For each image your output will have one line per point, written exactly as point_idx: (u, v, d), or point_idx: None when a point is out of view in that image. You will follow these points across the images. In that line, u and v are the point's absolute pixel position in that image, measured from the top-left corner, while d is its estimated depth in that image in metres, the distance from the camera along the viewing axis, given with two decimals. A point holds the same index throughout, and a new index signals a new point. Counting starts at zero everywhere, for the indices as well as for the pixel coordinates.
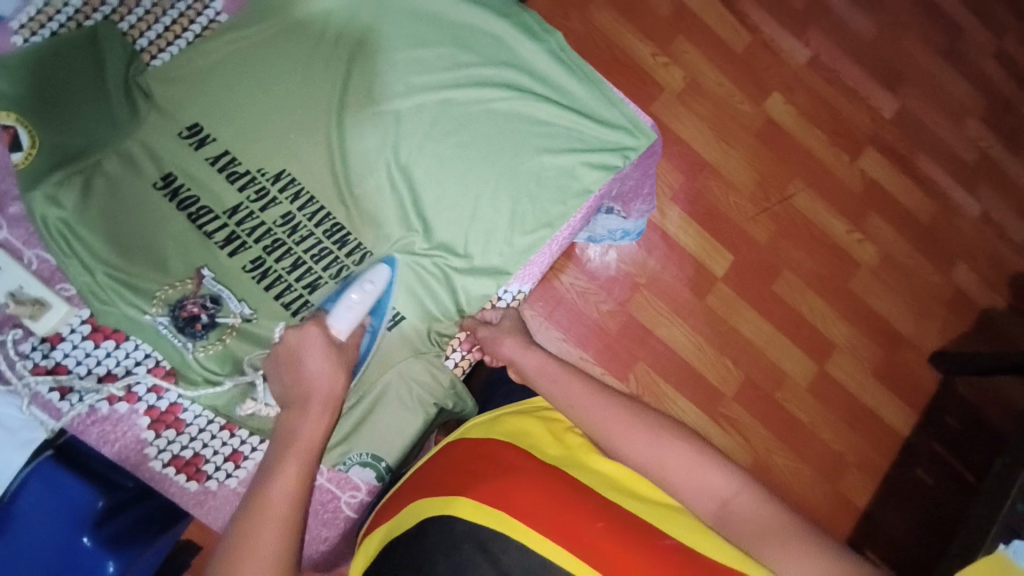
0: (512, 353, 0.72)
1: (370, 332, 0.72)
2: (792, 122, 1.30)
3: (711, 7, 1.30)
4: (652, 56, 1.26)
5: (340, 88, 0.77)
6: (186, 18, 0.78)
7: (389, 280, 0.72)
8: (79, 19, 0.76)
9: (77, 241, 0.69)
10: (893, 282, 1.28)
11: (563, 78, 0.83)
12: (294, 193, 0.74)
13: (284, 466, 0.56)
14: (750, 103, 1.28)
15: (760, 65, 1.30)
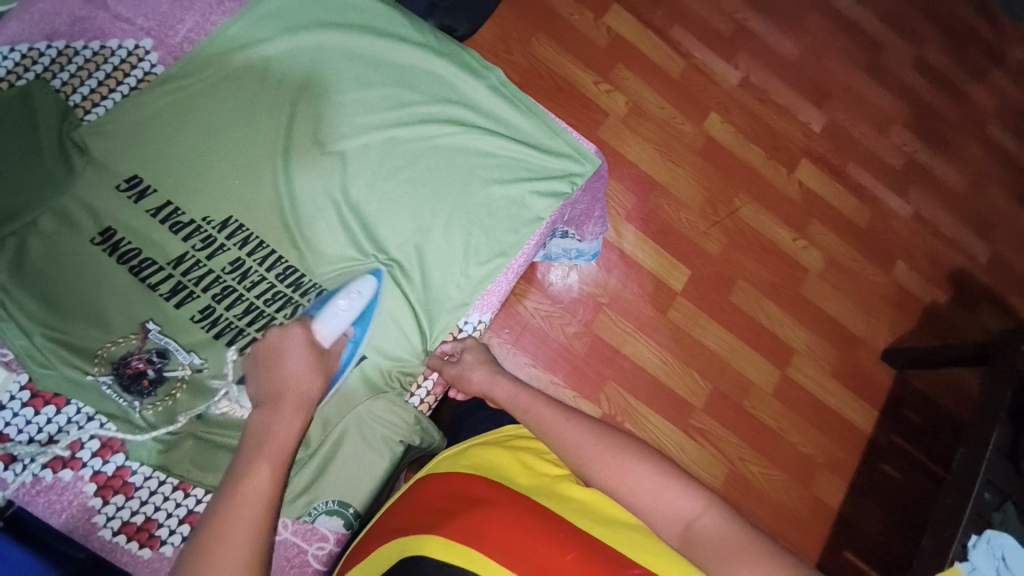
0: (483, 384, 0.73)
1: (353, 343, 0.72)
2: (732, 140, 1.37)
3: (646, 37, 1.38)
4: (595, 85, 1.32)
5: (286, 131, 0.77)
6: (124, 70, 0.77)
7: (376, 292, 0.75)
8: (6, 76, 0.74)
9: (10, 304, 0.66)
10: (841, 284, 1.35)
11: (506, 111, 0.86)
12: (242, 239, 0.73)
13: (257, 467, 0.54)
14: (691, 124, 1.36)
15: (696, 88, 1.38)
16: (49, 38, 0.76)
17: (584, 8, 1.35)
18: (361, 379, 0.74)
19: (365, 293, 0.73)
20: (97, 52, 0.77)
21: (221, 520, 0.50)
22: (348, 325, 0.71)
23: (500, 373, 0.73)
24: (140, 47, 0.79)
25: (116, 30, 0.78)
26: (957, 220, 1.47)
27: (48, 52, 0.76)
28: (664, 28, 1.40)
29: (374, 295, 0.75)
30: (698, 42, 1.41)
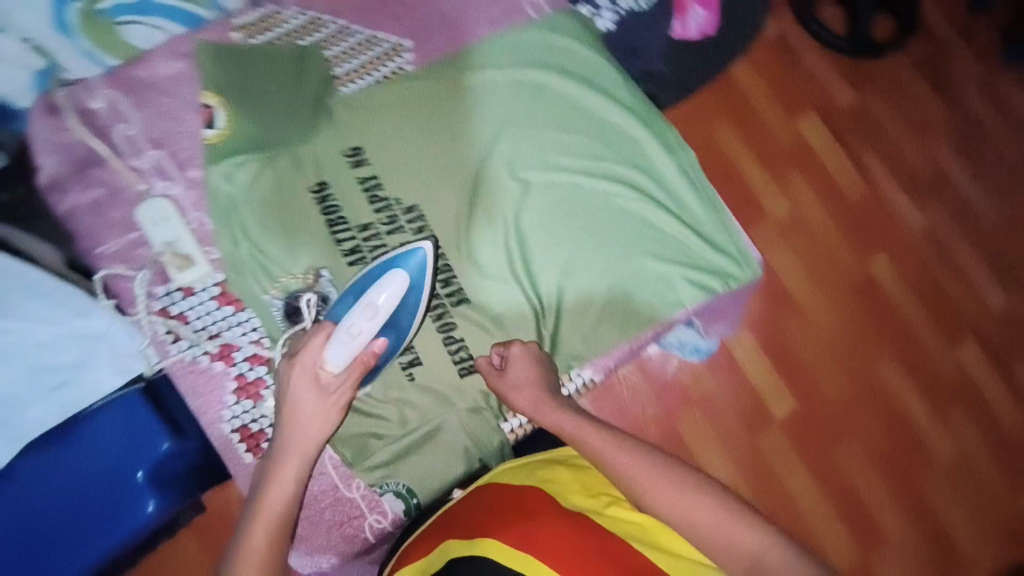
0: (528, 406, 0.74)
1: (395, 334, 0.74)
2: (893, 288, 1.27)
3: (837, 155, 1.31)
4: (765, 183, 1.28)
5: (488, 149, 0.84)
6: (382, 60, 0.84)
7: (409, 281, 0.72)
8: (289, 35, 0.82)
9: (237, 218, 0.77)
10: (965, 489, 1.18)
11: (687, 194, 0.87)
12: (419, 227, 0.81)
13: (255, 527, 0.62)
14: (853, 257, 1.27)
15: (873, 223, 1.29)
16: (334, 14, 0.84)
17: (786, 107, 1.31)
18: (470, 390, 0.79)
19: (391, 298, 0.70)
20: (366, 39, 0.85)
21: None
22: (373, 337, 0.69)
23: (548, 395, 0.74)
24: (400, 44, 0.85)
25: (387, 23, 0.85)
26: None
27: (329, 26, 0.84)
28: (859, 151, 1.32)
29: (414, 278, 0.73)
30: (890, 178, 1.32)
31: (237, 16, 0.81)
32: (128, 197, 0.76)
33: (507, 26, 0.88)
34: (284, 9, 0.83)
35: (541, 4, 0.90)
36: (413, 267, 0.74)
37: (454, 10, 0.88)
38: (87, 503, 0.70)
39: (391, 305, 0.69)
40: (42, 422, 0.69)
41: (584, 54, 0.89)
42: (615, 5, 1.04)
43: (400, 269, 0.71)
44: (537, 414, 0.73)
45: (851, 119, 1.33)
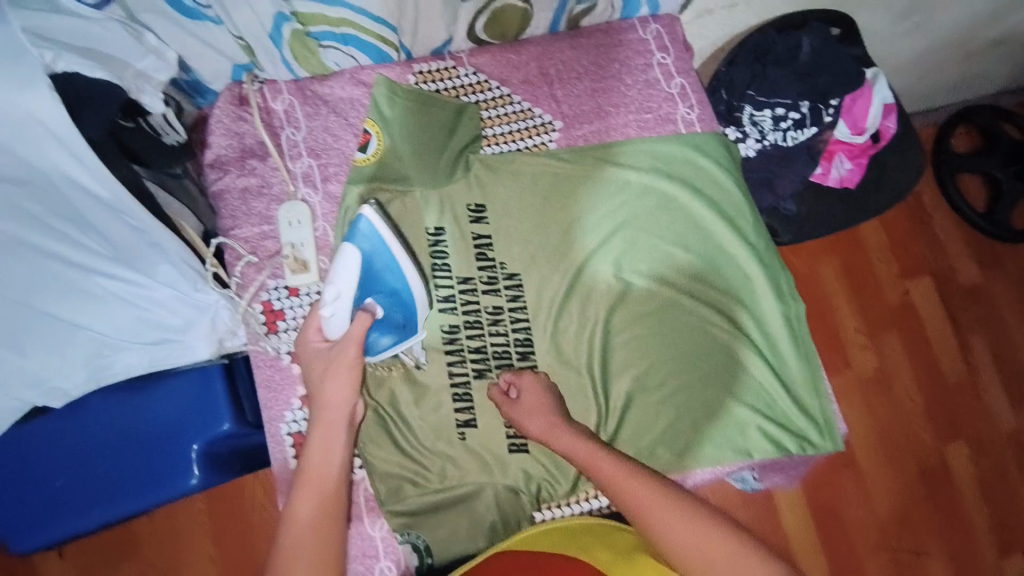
0: (541, 432, 0.72)
1: (395, 296, 0.75)
2: (965, 482, 1.21)
3: (940, 328, 1.28)
4: (855, 333, 1.25)
5: (600, 241, 0.86)
6: (531, 132, 0.88)
7: (372, 246, 0.73)
8: (456, 90, 0.88)
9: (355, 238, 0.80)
10: None
11: (786, 346, 0.83)
12: (514, 295, 0.83)
13: (302, 499, 0.66)
14: (932, 436, 1.22)
15: (963, 409, 1.24)
16: (501, 81, 0.89)
17: (901, 265, 1.29)
18: (512, 469, 0.78)
19: (349, 266, 0.71)
20: (522, 110, 0.88)
21: (289, 542, 0.63)
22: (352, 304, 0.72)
23: (560, 417, 0.73)
24: (550, 123, 0.89)
25: (545, 103, 0.89)
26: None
27: (493, 91, 0.88)
28: (966, 331, 1.28)
29: (379, 241, 0.74)
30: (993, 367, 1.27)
31: (420, 63, 0.88)
32: (274, 191, 0.83)
33: (653, 135, 0.90)
34: (459, 65, 0.88)
35: (693, 122, 0.91)
36: (367, 232, 0.73)
37: (609, 106, 0.90)
38: (140, 455, 0.77)
39: (351, 270, 0.71)
40: (127, 365, 0.76)
41: (720, 179, 0.89)
42: (762, 137, 1.05)
43: (346, 244, 0.72)
44: (553, 440, 0.71)
45: (966, 297, 1.30)
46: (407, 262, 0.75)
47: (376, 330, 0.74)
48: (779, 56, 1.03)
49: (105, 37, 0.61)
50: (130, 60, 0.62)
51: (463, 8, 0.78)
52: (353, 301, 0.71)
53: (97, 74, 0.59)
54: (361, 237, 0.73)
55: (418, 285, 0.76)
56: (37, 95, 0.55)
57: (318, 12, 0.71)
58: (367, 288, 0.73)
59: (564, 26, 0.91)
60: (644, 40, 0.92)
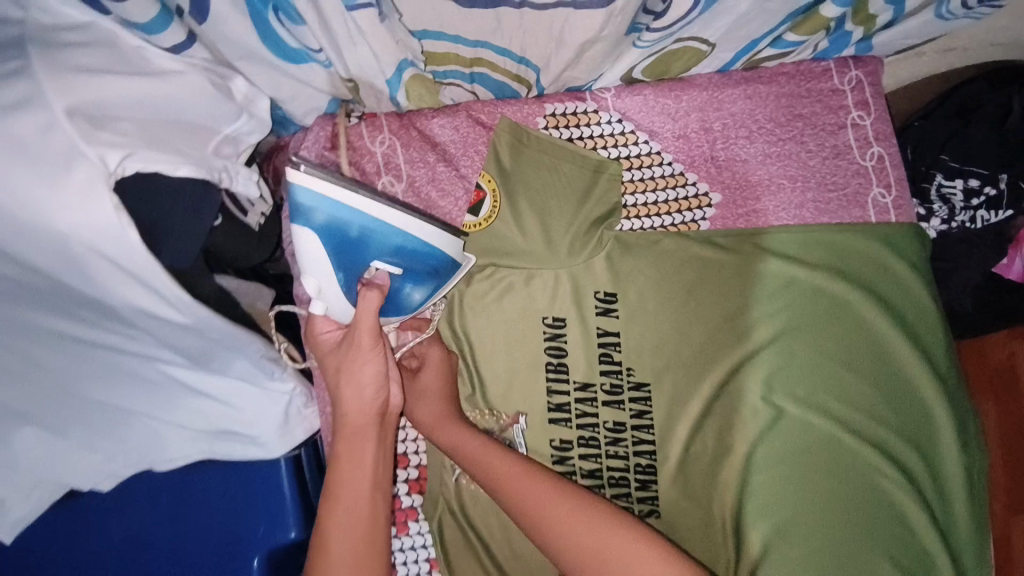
0: (433, 419, 0.63)
1: (397, 250, 0.57)
2: None
3: None
4: None
5: (750, 351, 0.70)
6: (680, 205, 0.71)
7: (321, 213, 0.53)
8: (594, 140, 0.70)
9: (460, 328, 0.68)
10: None
11: (959, 499, 0.70)
12: (640, 409, 0.69)
13: (336, 525, 0.56)
14: None
15: None
16: (650, 134, 0.70)
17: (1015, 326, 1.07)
18: None
19: (314, 242, 0.55)
20: (673, 175, 0.71)
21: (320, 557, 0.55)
22: (348, 278, 0.58)
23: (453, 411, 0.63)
24: (706, 195, 0.71)
25: (702, 166, 0.71)
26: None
27: (641, 146, 0.70)
28: None
29: (328, 203, 0.52)
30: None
31: (552, 102, 0.69)
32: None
33: (835, 221, 0.72)
34: (602, 109, 0.69)
35: (887, 208, 0.73)
36: (310, 203, 0.52)
37: (782, 177, 0.72)
38: (194, 557, 0.66)
39: (317, 248, 0.55)
40: (185, 456, 0.64)
41: (910, 285, 0.71)
42: (949, 218, 0.85)
43: (292, 226, 0.54)
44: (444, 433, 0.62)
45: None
46: (379, 206, 0.53)
47: (405, 281, 0.60)
48: (987, 116, 0.82)
49: (184, 102, 0.51)
50: (217, 126, 0.53)
51: (633, 50, 0.60)
52: (339, 285, 0.58)
53: (180, 170, 0.49)
54: (308, 214, 0.53)
55: (418, 224, 0.56)
56: (101, 205, 0.46)
57: (450, 51, 0.55)
58: (352, 257, 0.56)
59: (740, 66, 0.70)
60: (840, 91, 0.71)
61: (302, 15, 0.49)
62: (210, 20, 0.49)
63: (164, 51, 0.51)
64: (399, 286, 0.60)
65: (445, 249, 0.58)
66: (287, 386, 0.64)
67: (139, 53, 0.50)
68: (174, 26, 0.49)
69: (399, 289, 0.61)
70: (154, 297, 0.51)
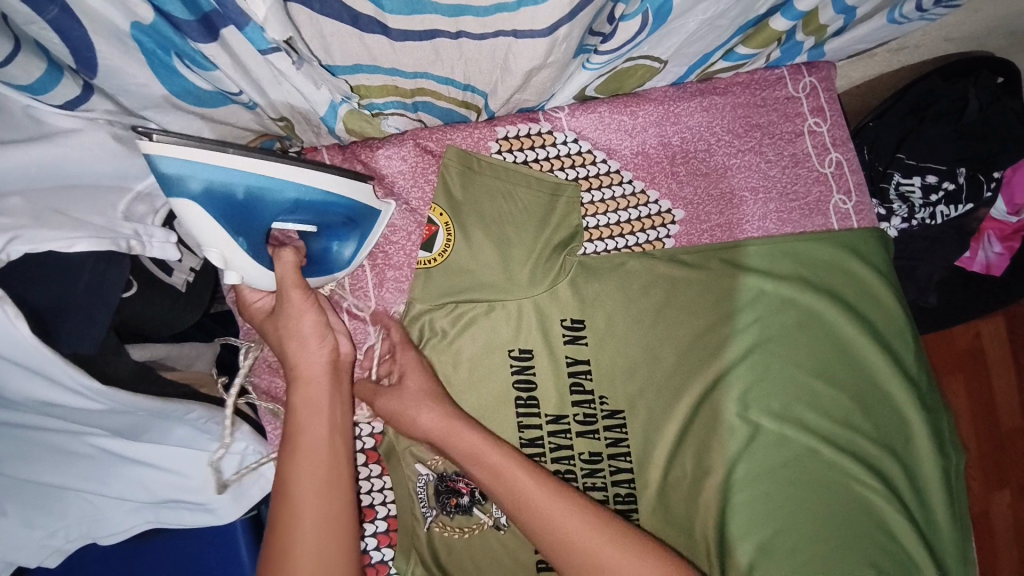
0: (431, 427, 0.56)
1: (289, 203, 0.51)
2: (1005, 532, 1.20)
3: (1006, 371, 1.19)
4: None
5: (724, 369, 0.68)
6: (644, 224, 0.69)
7: (188, 171, 0.46)
8: (550, 162, 0.67)
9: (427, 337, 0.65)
10: None
11: (938, 503, 0.69)
12: (616, 438, 0.67)
13: (299, 467, 0.52)
14: (977, 487, 1.20)
15: (1010, 457, 1.20)
16: (607, 152, 0.68)
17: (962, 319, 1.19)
18: None
19: (198, 213, 0.48)
20: (634, 192, 0.69)
21: (288, 524, 0.50)
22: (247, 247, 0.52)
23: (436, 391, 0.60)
24: (669, 212, 0.69)
25: (662, 181, 0.69)
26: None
27: (599, 166, 0.68)
28: None
29: (192, 167, 0.46)
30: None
31: (504, 126, 0.66)
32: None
33: (800, 230, 0.71)
34: (556, 129, 0.67)
35: (848, 214, 0.72)
36: (179, 172, 0.46)
37: (744, 189, 0.70)
38: None
39: (205, 221, 0.49)
40: (130, 528, 0.59)
41: (879, 292, 0.70)
42: (911, 216, 0.86)
43: (168, 199, 0.47)
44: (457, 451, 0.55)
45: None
46: (260, 160, 0.48)
47: (329, 239, 0.58)
48: (942, 111, 0.82)
49: (77, 162, 0.47)
50: (126, 185, 0.49)
51: (583, 72, 0.58)
52: (243, 251, 0.52)
53: (76, 246, 0.44)
54: (181, 184, 0.46)
55: (312, 173, 0.51)
56: None
57: (386, 84, 0.51)
58: (250, 225, 0.50)
59: (693, 78, 0.69)
60: (795, 99, 0.70)
61: (211, 61, 0.44)
62: (102, 76, 0.45)
63: (56, 108, 0.46)
64: (323, 245, 0.58)
65: (356, 196, 0.56)
66: (241, 445, 0.60)
67: (29, 113, 0.46)
68: (65, 80, 0.44)
69: (324, 247, 0.58)
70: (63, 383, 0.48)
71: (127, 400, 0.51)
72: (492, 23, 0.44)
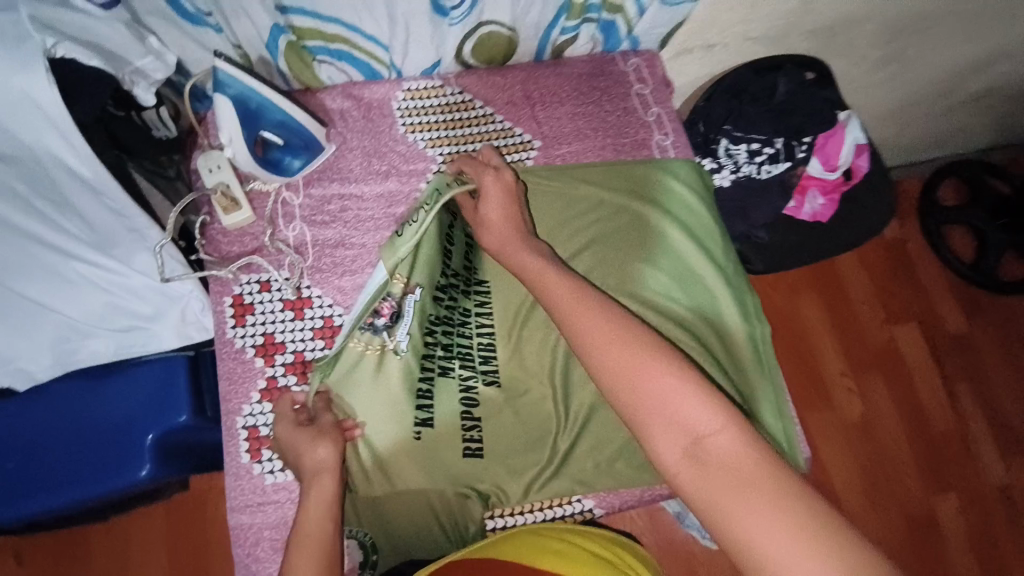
0: (510, 245, 0.71)
1: (280, 122, 0.79)
2: (951, 518, 1.47)
3: (925, 369, 1.58)
4: (840, 374, 1.55)
5: (572, 254, 0.88)
6: (510, 150, 0.93)
7: (232, 84, 0.74)
8: (440, 106, 0.92)
9: (337, 220, 0.85)
10: None
11: (749, 360, 0.85)
12: (480, 299, 0.83)
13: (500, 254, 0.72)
14: (917, 477, 1.50)
15: (952, 456, 1.52)
16: (484, 100, 0.93)
17: (885, 312, 1.61)
18: (456, 486, 0.76)
19: (227, 108, 0.76)
20: (504, 129, 0.93)
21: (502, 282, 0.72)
22: (240, 134, 0.78)
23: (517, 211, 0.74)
24: (530, 142, 0.93)
25: (527, 123, 0.93)
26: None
27: (477, 110, 0.92)
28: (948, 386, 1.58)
29: (236, 84, 0.74)
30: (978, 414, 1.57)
31: (409, 81, 0.91)
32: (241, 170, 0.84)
33: (629, 158, 0.94)
34: (446, 84, 0.92)
35: (668, 149, 0.96)
36: (228, 81, 0.74)
37: (588, 129, 0.95)
38: (93, 445, 0.77)
39: (228, 113, 0.77)
40: (97, 355, 0.79)
41: (692, 203, 0.91)
42: (737, 169, 1.10)
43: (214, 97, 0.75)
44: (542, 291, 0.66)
45: (950, 342, 1.62)
46: (273, 92, 0.76)
47: (283, 152, 0.82)
48: (754, 95, 1.10)
49: (105, 37, 0.65)
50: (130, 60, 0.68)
51: (450, 29, 0.84)
52: (243, 138, 0.79)
53: (94, 62, 0.63)
54: (225, 88, 0.74)
55: (300, 111, 0.79)
56: (35, 73, 0.57)
57: (313, 27, 0.79)
58: (251, 124, 0.78)
59: (548, 56, 0.97)
60: (624, 71, 0.98)
61: None
62: None
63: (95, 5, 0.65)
64: (280, 156, 0.82)
65: (316, 134, 0.82)
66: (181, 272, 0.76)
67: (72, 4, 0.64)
68: None
69: (278, 156, 0.82)
70: (70, 179, 0.65)
71: (120, 203, 0.67)
72: None
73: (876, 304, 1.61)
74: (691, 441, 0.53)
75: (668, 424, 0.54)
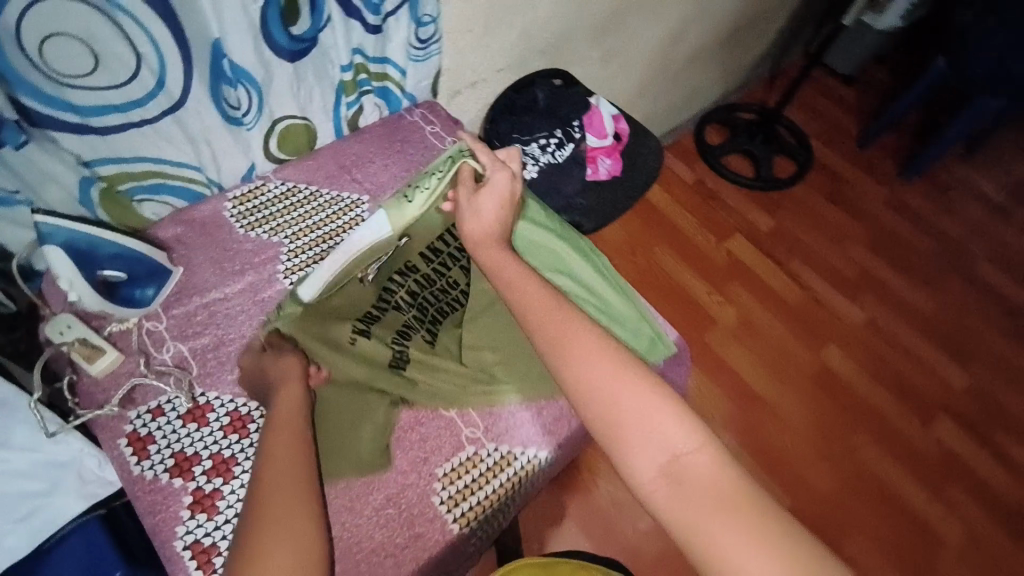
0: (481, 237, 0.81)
1: (119, 257, 0.83)
2: (840, 364, 1.93)
3: (760, 263, 2.09)
4: (708, 295, 1.99)
5: None
6: (345, 212, 1.01)
7: (61, 234, 0.77)
8: (269, 199, 1.01)
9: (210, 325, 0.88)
10: (895, 453, 1.81)
11: (603, 286, 1.04)
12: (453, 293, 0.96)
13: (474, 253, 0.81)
14: (799, 341, 1.95)
15: (812, 317, 2.02)
16: (307, 181, 1.04)
17: (715, 236, 2.12)
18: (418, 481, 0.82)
19: (58, 256, 0.78)
20: (332, 197, 1.03)
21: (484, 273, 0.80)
22: (80, 278, 0.80)
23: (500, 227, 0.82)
24: (359, 199, 1.03)
25: (350, 185, 1.05)
26: (994, 491, 1.80)
27: (303, 191, 1.02)
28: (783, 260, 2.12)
29: (65, 233, 0.77)
30: (815, 281, 2.10)
31: (231, 191, 1.01)
32: (94, 319, 0.85)
33: None
34: (268, 181, 1.02)
35: None
36: (54, 232, 0.77)
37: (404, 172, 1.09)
38: None
39: (60, 261, 0.78)
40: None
41: None
42: (537, 160, 1.35)
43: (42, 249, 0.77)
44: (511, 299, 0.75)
45: (771, 235, 2.17)
46: (106, 231, 0.81)
47: (129, 285, 0.84)
48: (523, 106, 1.37)
49: None
50: None
51: (250, 133, 0.97)
52: (83, 279, 0.80)
53: None
54: (52, 238, 0.77)
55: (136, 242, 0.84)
56: None
57: (119, 171, 0.87)
58: (89, 266, 0.81)
59: (347, 130, 1.13)
60: (413, 121, 1.16)
61: None
62: None
63: None
64: (128, 290, 0.84)
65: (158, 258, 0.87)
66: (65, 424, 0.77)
67: None
68: None
69: (126, 290, 0.84)
70: None
71: None
72: (154, 106, 0.83)
73: (706, 229, 2.12)
74: (669, 460, 0.63)
75: (644, 431, 0.64)
